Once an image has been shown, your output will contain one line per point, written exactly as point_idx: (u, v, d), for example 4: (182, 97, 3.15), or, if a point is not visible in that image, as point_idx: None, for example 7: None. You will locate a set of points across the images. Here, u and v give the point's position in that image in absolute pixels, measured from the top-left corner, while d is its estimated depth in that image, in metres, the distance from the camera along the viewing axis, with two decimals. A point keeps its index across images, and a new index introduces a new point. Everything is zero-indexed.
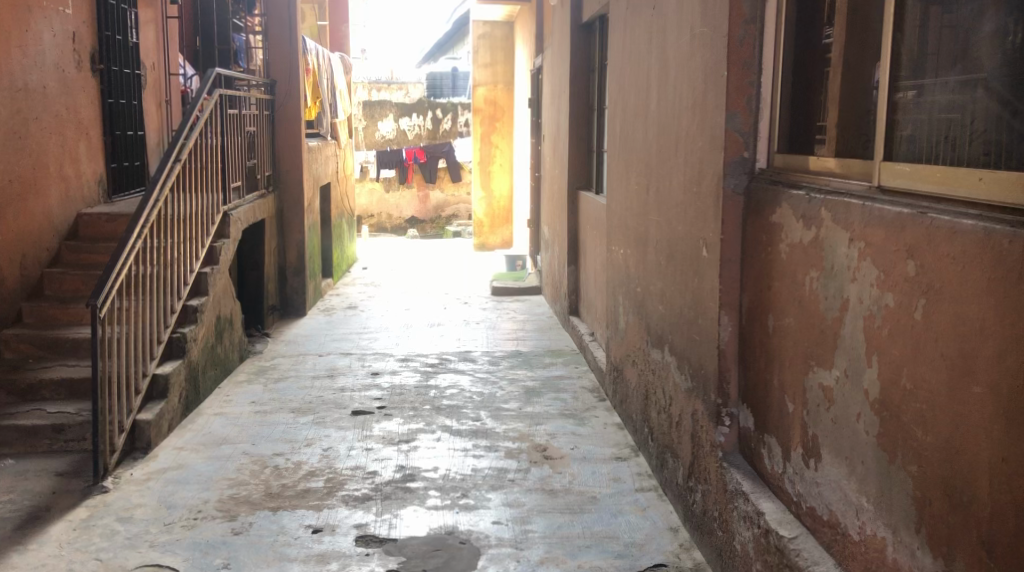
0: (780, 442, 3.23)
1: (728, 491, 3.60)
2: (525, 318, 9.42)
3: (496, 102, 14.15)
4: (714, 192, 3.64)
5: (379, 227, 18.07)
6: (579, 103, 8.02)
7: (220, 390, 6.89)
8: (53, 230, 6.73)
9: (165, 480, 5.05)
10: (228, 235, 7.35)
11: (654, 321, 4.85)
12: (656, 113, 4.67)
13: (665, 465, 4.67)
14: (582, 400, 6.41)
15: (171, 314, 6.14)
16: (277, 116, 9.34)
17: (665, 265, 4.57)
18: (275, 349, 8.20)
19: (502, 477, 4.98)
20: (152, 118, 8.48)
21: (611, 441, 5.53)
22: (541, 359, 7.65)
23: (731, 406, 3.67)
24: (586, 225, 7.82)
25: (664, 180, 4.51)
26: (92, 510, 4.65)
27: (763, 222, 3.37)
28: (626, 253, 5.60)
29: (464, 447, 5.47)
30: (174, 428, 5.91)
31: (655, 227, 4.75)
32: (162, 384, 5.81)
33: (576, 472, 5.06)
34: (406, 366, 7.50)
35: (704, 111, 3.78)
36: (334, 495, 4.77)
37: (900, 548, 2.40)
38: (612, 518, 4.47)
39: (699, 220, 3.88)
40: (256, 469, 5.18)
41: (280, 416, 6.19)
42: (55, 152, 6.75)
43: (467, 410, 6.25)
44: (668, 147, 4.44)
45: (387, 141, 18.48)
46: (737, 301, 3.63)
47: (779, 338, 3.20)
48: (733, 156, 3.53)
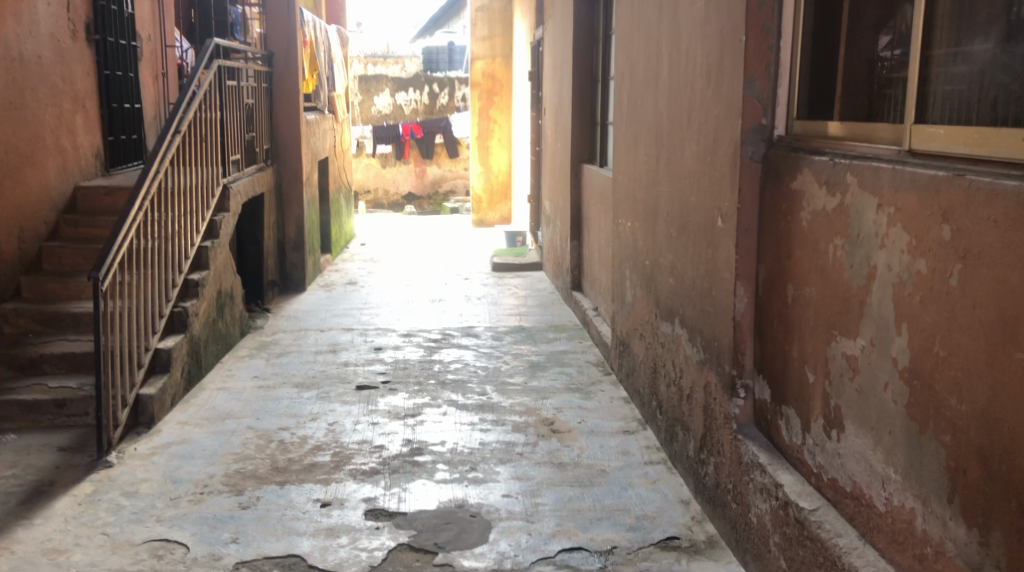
0: (799, 413, 3.20)
1: (743, 464, 3.57)
2: (527, 294, 9.37)
3: (494, 75, 14.05)
4: (731, 161, 3.59)
5: (376, 203, 17.98)
6: (583, 74, 7.93)
7: (222, 365, 6.84)
8: (51, 204, 6.65)
9: (169, 455, 5.00)
10: (228, 209, 7.28)
11: (664, 294, 4.80)
12: (666, 83, 4.61)
13: (675, 438, 4.64)
14: (588, 374, 6.37)
15: (172, 288, 6.07)
16: (275, 90, 9.24)
17: (676, 236, 4.52)
18: (275, 324, 8.15)
19: (510, 451, 4.94)
20: (149, 91, 8.39)
21: (618, 414, 5.49)
22: (544, 334, 7.62)
23: (746, 377, 3.64)
24: (590, 198, 7.77)
25: (677, 150, 4.45)
26: (97, 485, 4.61)
27: (783, 189, 3.32)
28: (634, 226, 5.54)
29: (471, 421, 5.43)
30: (177, 402, 5.86)
31: (665, 197, 4.71)
32: (165, 357, 5.76)
33: (584, 445, 5.02)
34: (409, 341, 7.46)
35: (720, 77, 3.72)
36: (341, 469, 4.73)
37: (931, 520, 2.37)
38: (622, 491, 4.43)
39: (713, 189, 3.83)
40: (261, 444, 5.14)
41: (284, 391, 6.15)
42: (52, 124, 6.67)
43: (473, 385, 6.21)
44: (680, 117, 4.38)
45: (382, 117, 18.36)
46: (753, 271, 3.59)
47: (799, 308, 3.16)
48: (751, 123, 3.47)
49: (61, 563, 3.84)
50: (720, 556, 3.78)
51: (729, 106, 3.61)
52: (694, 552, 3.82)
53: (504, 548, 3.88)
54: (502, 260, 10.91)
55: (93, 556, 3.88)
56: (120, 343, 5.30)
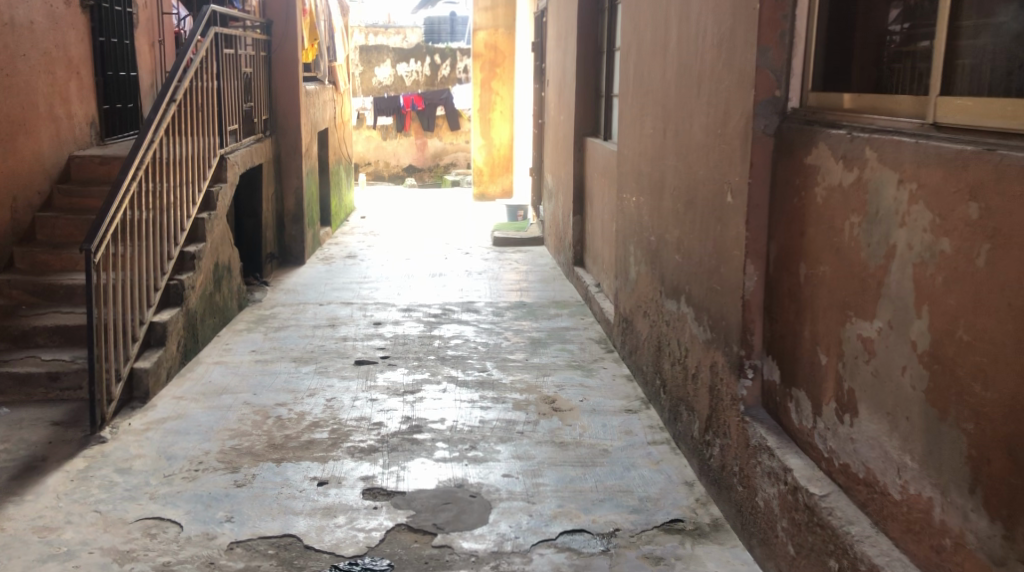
0: (810, 396, 3.10)
1: (751, 447, 3.49)
2: (528, 269, 9.26)
3: (497, 46, 13.86)
4: (744, 134, 3.49)
5: (376, 175, 17.83)
6: (587, 44, 7.79)
7: (220, 338, 6.74)
8: (44, 173, 6.54)
9: (164, 430, 4.91)
10: (226, 180, 7.16)
11: (670, 271, 4.70)
12: (675, 53, 4.50)
13: (680, 418, 4.56)
14: (590, 351, 6.28)
15: (168, 260, 5.97)
16: (274, 58, 9.09)
17: (683, 212, 4.42)
18: (274, 297, 8.05)
19: (511, 429, 4.85)
20: (145, 59, 8.26)
21: (621, 393, 5.40)
22: (546, 310, 7.52)
23: (755, 357, 3.55)
24: (593, 171, 7.64)
25: (686, 123, 4.34)
26: (90, 461, 4.52)
27: (796, 165, 3.22)
28: (638, 200, 5.44)
29: (471, 398, 5.34)
30: (173, 376, 5.78)
31: (673, 171, 4.60)
32: (160, 331, 5.66)
33: (586, 424, 4.93)
34: (409, 316, 7.36)
35: (732, 46, 3.62)
36: (339, 446, 4.64)
37: (950, 510, 2.28)
38: (625, 471, 4.35)
39: (723, 163, 3.73)
40: (258, 420, 5.05)
41: (282, 366, 6.06)
42: (45, 91, 6.54)
43: (473, 361, 6.12)
44: (689, 88, 4.27)
45: (383, 88, 18.18)
46: (764, 249, 3.49)
47: (812, 287, 3.07)
48: (764, 95, 3.37)
49: (51, 541, 3.75)
50: (726, 540, 3.70)
51: (742, 77, 3.51)
52: (699, 535, 3.74)
53: (505, 530, 3.80)
54: (503, 234, 10.80)
55: (84, 534, 3.79)
56: (114, 317, 5.20)
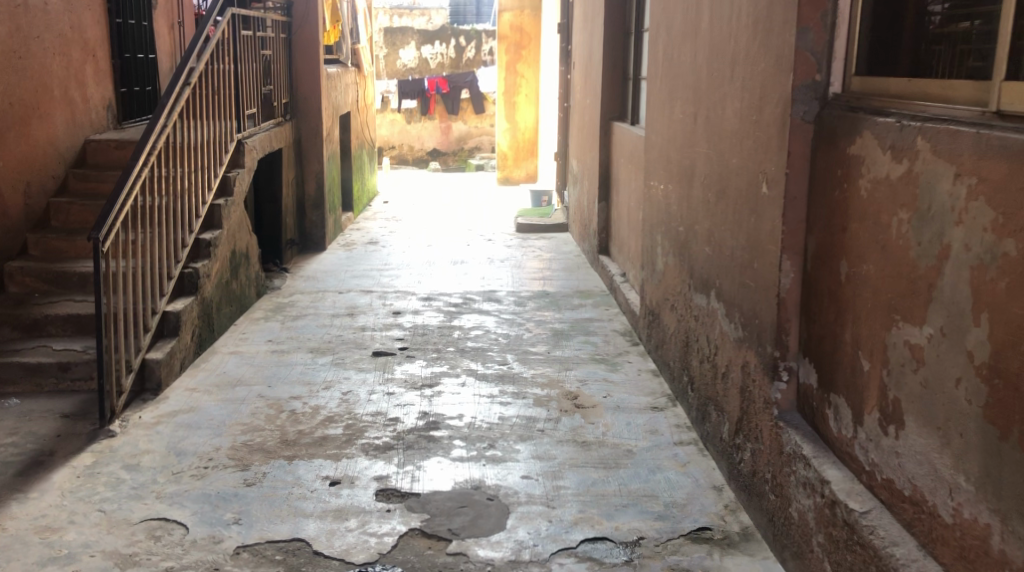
0: (850, 403, 2.91)
1: (784, 454, 3.30)
2: (552, 257, 9.06)
3: (522, 28, 13.64)
4: (781, 120, 3.30)
5: (400, 158, 17.65)
6: (615, 25, 7.59)
7: (236, 327, 6.60)
8: (59, 158, 6.40)
9: (175, 424, 4.77)
10: (243, 165, 7.01)
11: (699, 264, 4.50)
12: (709, 35, 4.28)
13: (708, 418, 4.37)
14: (614, 344, 6.09)
15: (183, 248, 5.83)
16: (295, 40, 8.93)
17: (714, 201, 4.22)
18: (293, 285, 7.90)
19: (531, 427, 4.67)
20: (164, 41, 8.11)
21: (646, 389, 5.21)
22: (569, 300, 7.33)
23: (790, 359, 3.37)
24: (619, 155, 7.44)
25: (717, 109, 4.14)
26: (97, 456, 4.38)
27: (838, 154, 3.02)
28: (667, 188, 5.23)
29: (491, 393, 5.16)
30: (186, 367, 5.63)
31: (703, 158, 4.40)
32: (174, 321, 5.52)
33: (610, 422, 4.74)
34: (429, 306, 7.19)
35: (769, 27, 3.41)
36: (354, 443, 4.48)
37: (1011, 540, 2.08)
38: (650, 474, 4.16)
39: (758, 151, 3.54)
40: (271, 414, 4.89)
41: (298, 356, 5.91)
42: (60, 74, 6.40)
43: (493, 354, 5.94)
44: (722, 72, 4.06)
45: (408, 71, 17.96)
46: (801, 244, 3.29)
47: (855, 287, 2.87)
48: (803, 79, 3.18)
49: (52, 543, 3.61)
50: (756, 551, 3.51)
51: (780, 60, 3.31)
52: (728, 545, 3.55)
53: (523, 537, 3.62)
54: (527, 220, 10.60)
55: (87, 536, 3.65)
56: (124, 307, 5.06)
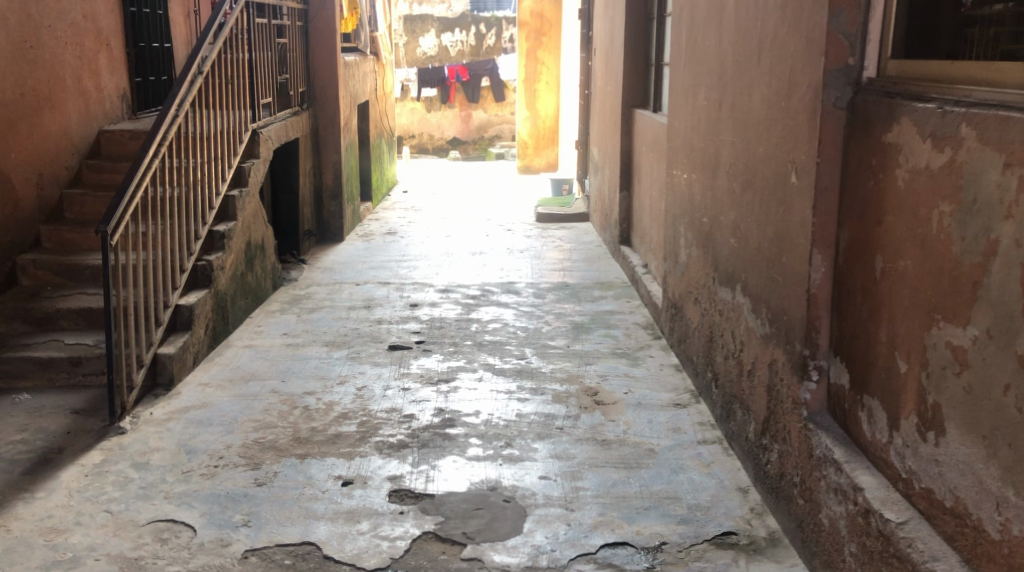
0: (885, 407, 2.76)
1: (814, 458, 3.15)
2: (572, 247, 8.91)
3: (543, 15, 13.48)
4: (811, 107, 3.15)
5: (420, 147, 17.51)
6: (636, 10, 7.44)
7: (251, 320, 6.49)
8: (72, 148, 6.31)
9: (186, 421, 4.66)
10: (258, 155, 6.90)
11: (724, 256, 4.34)
12: (735, 18, 4.12)
13: (733, 417, 4.22)
14: (635, 338, 5.94)
15: (195, 240, 5.72)
16: (312, 28, 8.80)
17: (740, 191, 4.06)
18: (309, 276, 7.78)
19: (550, 424, 4.54)
20: (180, 29, 8.01)
21: (668, 385, 5.06)
22: (590, 291, 7.17)
23: (820, 358, 3.22)
24: (641, 144, 7.29)
25: (744, 95, 3.98)
26: (106, 454, 4.26)
27: (873, 142, 2.87)
28: (690, 177, 5.07)
29: (508, 389, 5.03)
30: (200, 361, 5.53)
31: (729, 146, 4.24)
32: (186, 315, 5.40)
33: (631, 420, 4.60)
34: (447, 298, 7.06)
35: (799, 8, 3.26)
36: (367, 441, 4.36)
37: None
38: (672, 475, 4.01)
39: (787, 139, 3.38)
40: (284, 410, 4.78)
41: (312, 350, 5.79)
42: (72, 64, 6.30)
43: (511, 347, 5.81)
44: (749, 56, 3.90)
45: (428, 59, 17.81)
46: (833, 237, 3.14)
47: (891, 283, 2.72)
48: (835, 63, 3.03)
49: (57, 545, 3.51)
50: (784, 557, 3.37)
51: (810, 43, 3.15)
52: (754, 551, 3.41)
53: (540, 542, 3.49)
54: (547, 210, 10.44)
55: (92, 539, 3.55)
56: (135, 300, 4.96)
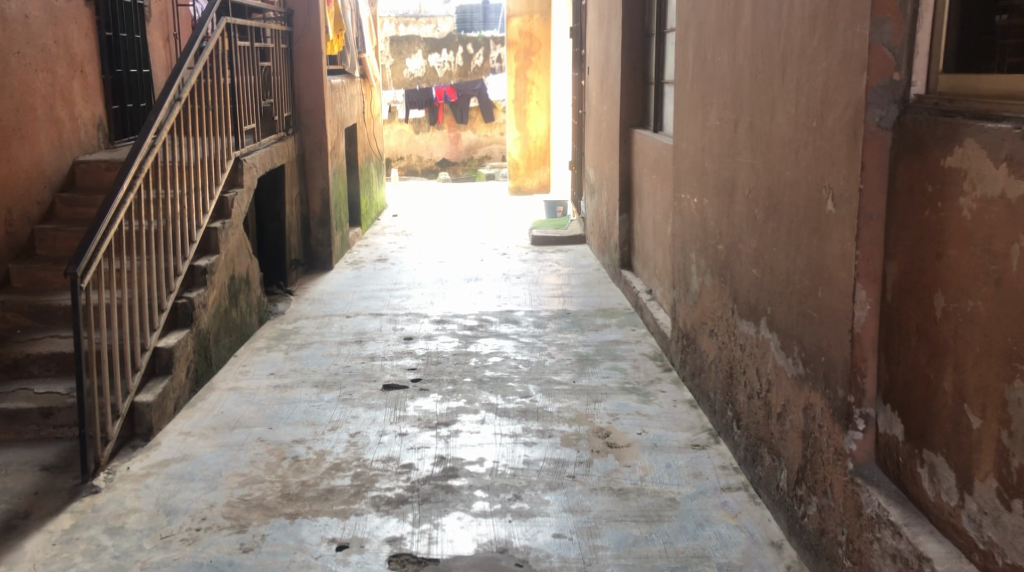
0: (952, 465, 2.45)
1: (863, 518, 2.83)
2: (570, 272, 8.59)
3: (532, 34, 13.20)
4: (851, 128, 2.85)
5: (408, 169, 17.13)
6: (633, 27, 7.18)
7: (236, 359, 6.13)
8: (44, 181, 5.96)
9: (166, 476, 4.30)
10: (242, 185, 6.57)
11: (745, 287, 4.02)
12: (753, 31, 3.83)
13: (760, 461, 3.89)
14: (644, 370, 5.60)
15: (175, 277, 5.37)
16: (296, 51, 8.49)
17: (762, 218, 3.75)
18: (297, 309, 7.44)
19: (561, 472, 4.20)
20: (159, 54, 7.70)
21: (684, 424, 4.72)
22: (592, 320, 6.85)
23: (867, 405, 2.89)
24: (642, 165, 6.99)
25: (765, 113, 3.68)
26: (77, 517, 3.90)
27: (926, 166, 2.57)
28: (701, 202, 4.77)
29: (513, 431, 4.69)
30: (181, 407, 5.17)
31: (748, 169, 3.94)
32: (166, 357, 5.05)
33: (647, 465, 4.26)
34: (443, 330, 6.72)
35: (834, 19, 2.97)
36: (363, 496, 4.01)
37: None
38: (697, 529, 3.69)
39: (821, 162, 3.08)
40: (272, 462, 4.42)
41: (301, 392, 5.43)
42: (44, 92, 5.96)
43: (514, 384, 5.46)
44: (771, 71, 3.60)
45: (415, 80, 17.53)
46: (879, 270, 2.83)
47: (956, 326, 2.42)
48: (878, 79, 2.73)
49: None
50: None
51: (849, 57, 2.86)
52: None
53: None
54: (542, 232, 10.14)
55: None
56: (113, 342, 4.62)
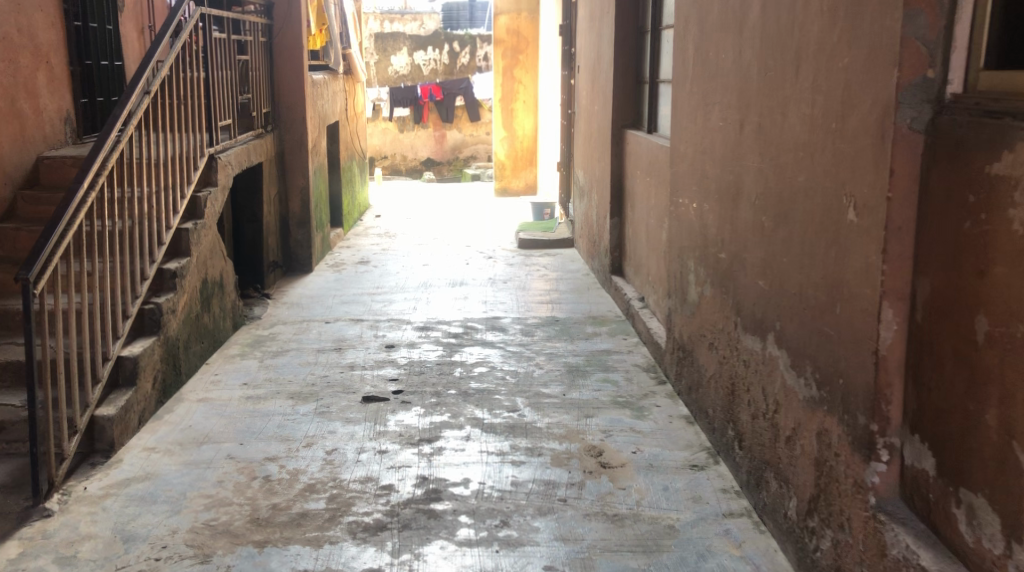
0: (998, 508, 2.20)
1: (888, 559, 2.56)
2: (558, 276, 8.31)
3: (519, 32, 12.93)
4: (877, 130, 2.60)
5: (392, 169, 16.88)
6: (626, 24, 6.92)
7: (208, 367, 5.83)
8: (4, 178, 5.64)
9: (126, 498, 4.00)
10: (216, 184, 6.26)
11: (750, 300, 3.75)
12: (762, 25, 3.57)
13: (765, 487, 3.62)
14: (637, 384, 5.32)
15: (142, 280, 5.06)
16: (276, 46, 8.18)
17: (771, 226, 3.48)
18: (275, 314, 7.13)
19: (551, 495, 3.92)
20: (132, 46, 7.38)
21: (681, 442, 4.45)
22: (582, 328, 6.57)
23: (891, 434, 2.62)
24: (635, 167, 6.72)
25: (775, 114, 3.41)
26: (26, 545, 3.61)
27: (967, 174, 2.32)
28: (701, 207, 4.50)
29: (500, 450, 4.40)
30: (146, 421, 4.86)
31: (755, 173, 3.67)
32: (130, 368, 4.74)
33: (643, 487, 3.98)
34: (426, 337, 6.43)
35: (858, 12, 2.72)
36: (338, 522, 3.73)
37: None
38: (699, 561, 3.42)
39: (843, 166, 2.81)
40: (241, 482, 4.13)
41: (275, 404, 5.14)
42: (6, 83, 5.64)
43: (501, 398, 5.17)
44: (783, 68, 3.34)
45: (400, 77, 17.21)
46: (908, 288, 2.57)
47: (1004, 354, 2.18)
48: (911, 77, 2.49)
49: None
50: None
51: (877, 53, 2.61)
52: None
53: None
54: (529, 235, 9.86)
55: None
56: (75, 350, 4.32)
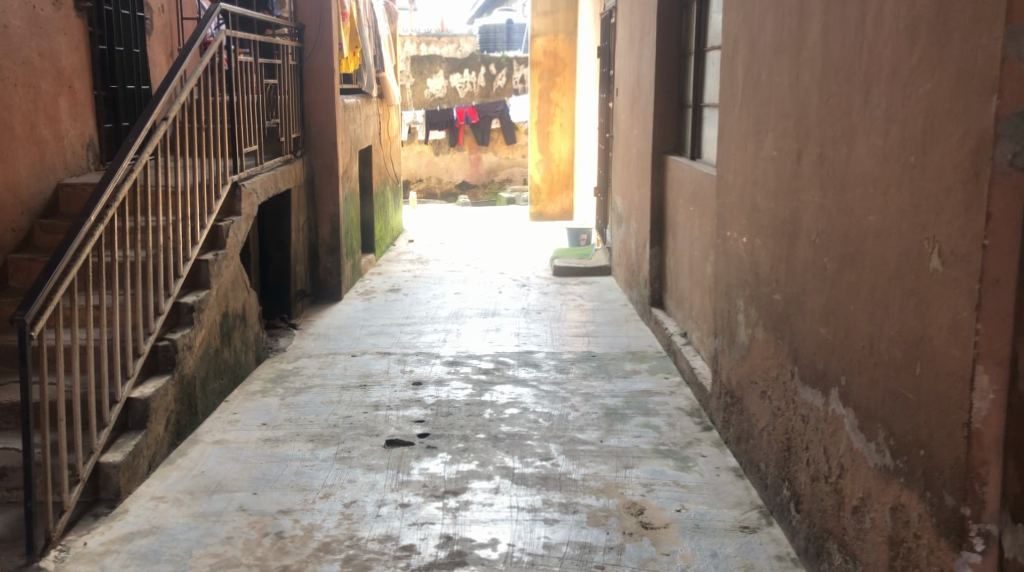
0: None
1: None
2: (595, 307, 7.97)
3: (556, 54, 12.63)
4: (972, 169, 2.25)
5: (428, 192, 16.73)
6: (669, 45, 6.59)
7: (226, 406, 5.54)
8: (20, 206, 5.40)
9: (127, 556, 3.72)
10: (240, 213, 5.98)
11: (809, 348, 3.39)
12: (826, 46, 3.22)
13: (827, 559, 3.25)
14: (681, 430, 4.95)
15: (157, 316, 4.76)
16: (306, 69, 7.93)
17: (835, 269, 3.11)
18: (300, 346, 6.84)
19: (587, 563, 3.59)
20: (160, 69, 7.16)
21: (730, 499, 4.08)
22: (620, 365, 6.22)
23: (987, 520, 2.26)
24: (677, 196, 6.37)
25: (842, 145, 3.05)
26: None
27: None
28: (753, 242, 4.13)
29: (532, 505, 4.06)
30: (157, 466, 4.57)
31: (815, 210, 3.31)
32: (141, 411, 4.44)
33: (689, 554, 3.64)
34: (456, 374, 6.10)
35: (944, 30, 2.37)
36: None
37: None
38: None
39: (926, 208, 2.46)
40: (252, 539, 3.83)
41: (294, 448, 4.83)
42: (26, 109, 5.41)
43: (533, 443, 4.83)
44: (851, 95, 2.98)
45: (436, 100, 16.99)
46: (1007, 351, 2.22)
47: None
48: (1012, 106, 2.15)
49: None
50: None
51: (968, 78, 2.27)
52: None
53: None
54: (565, 262, 9.52)
55: None
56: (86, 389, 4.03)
